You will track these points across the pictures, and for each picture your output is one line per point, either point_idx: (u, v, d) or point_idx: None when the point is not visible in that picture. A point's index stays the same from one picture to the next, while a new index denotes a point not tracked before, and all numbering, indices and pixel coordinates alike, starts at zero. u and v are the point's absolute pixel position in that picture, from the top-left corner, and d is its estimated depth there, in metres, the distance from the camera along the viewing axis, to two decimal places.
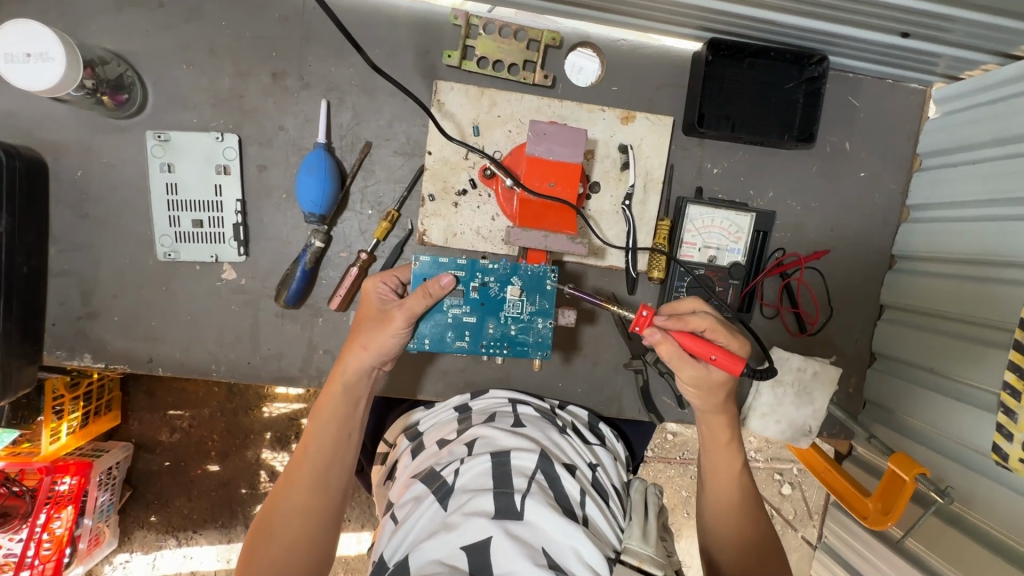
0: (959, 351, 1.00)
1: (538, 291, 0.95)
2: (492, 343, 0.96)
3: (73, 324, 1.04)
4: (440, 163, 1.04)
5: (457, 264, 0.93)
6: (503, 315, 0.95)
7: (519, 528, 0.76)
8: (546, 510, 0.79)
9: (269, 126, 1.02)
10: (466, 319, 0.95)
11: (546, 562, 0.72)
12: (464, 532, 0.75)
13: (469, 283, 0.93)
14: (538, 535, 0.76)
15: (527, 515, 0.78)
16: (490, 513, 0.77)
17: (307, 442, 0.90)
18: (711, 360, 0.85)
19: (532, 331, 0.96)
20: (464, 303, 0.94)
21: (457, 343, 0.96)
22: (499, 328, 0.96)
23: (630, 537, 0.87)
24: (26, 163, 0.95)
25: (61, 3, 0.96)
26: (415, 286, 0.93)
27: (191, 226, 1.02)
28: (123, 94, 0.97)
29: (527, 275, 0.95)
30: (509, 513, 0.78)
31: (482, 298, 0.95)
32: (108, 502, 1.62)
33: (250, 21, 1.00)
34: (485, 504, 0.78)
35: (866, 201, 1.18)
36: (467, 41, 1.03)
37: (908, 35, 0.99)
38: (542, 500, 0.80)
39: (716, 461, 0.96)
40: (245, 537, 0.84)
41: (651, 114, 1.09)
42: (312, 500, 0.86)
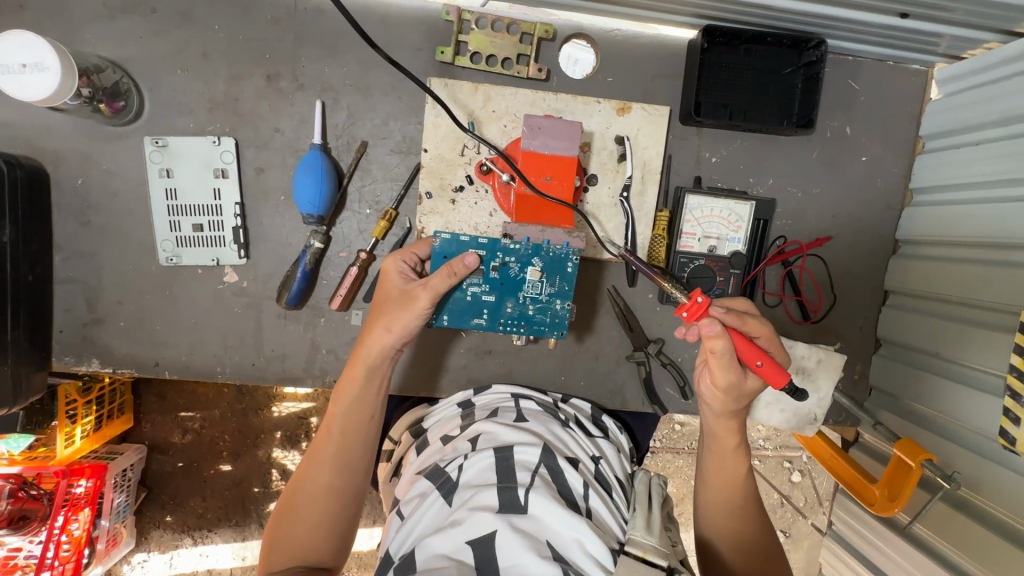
0: (965, 336, 0.99)
1: (559, 272, 0.94)
2: (510, 322, 0.95)
3: (80, 330, 1.05)
4: (437, 160, 1.04)
5: (479, 242, 0.93)
6: (522, 295, 0.95)
7: (523, 522, 0.76)
8: (551, 503, 0.80)
9: (265, 129, 1.03)
10: (485, 298, 0.95)
11: (551, 554, 0.72)
12: (470, 526, 0.76)
13: (489, 263, 0.93)
14: (542, 529, 0.76)
15: (531, 509, 0.78)
16: (495, 508, 0.78)
17: (328, 425, 0.91)
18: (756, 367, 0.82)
19: (549, 312, 0.96)
20: (483, 282, 0.94)
21: (475, 320, 0.96)
22: (518, 307, 0.95)
23: (634, 528, 0.86)
24: (27, 173, 0.96)
25: (55, 13, 0.97)
26: (436, 266, 0.93)
27: (191, 231, 1.03)
28: (120, 101, 0.98)
29: (548, 256, 0.93)
30: (513, 507, 0.78)
31: (502, 278, 0.94)
32: (124, 503, 1.66)
33: (242, 24, 1.00)
34: (489, 499, 0.79)
35: (868, 185, 1.16)
36: (460, 37, 1.03)
37: (908, 15, 0.97)
38: (547, 494, 0.81)
39: (722, 462, 0.96)
40: (267, 521, 0.86)
41: (647, 105, 1.08)
42: (334, 483, 0.87)
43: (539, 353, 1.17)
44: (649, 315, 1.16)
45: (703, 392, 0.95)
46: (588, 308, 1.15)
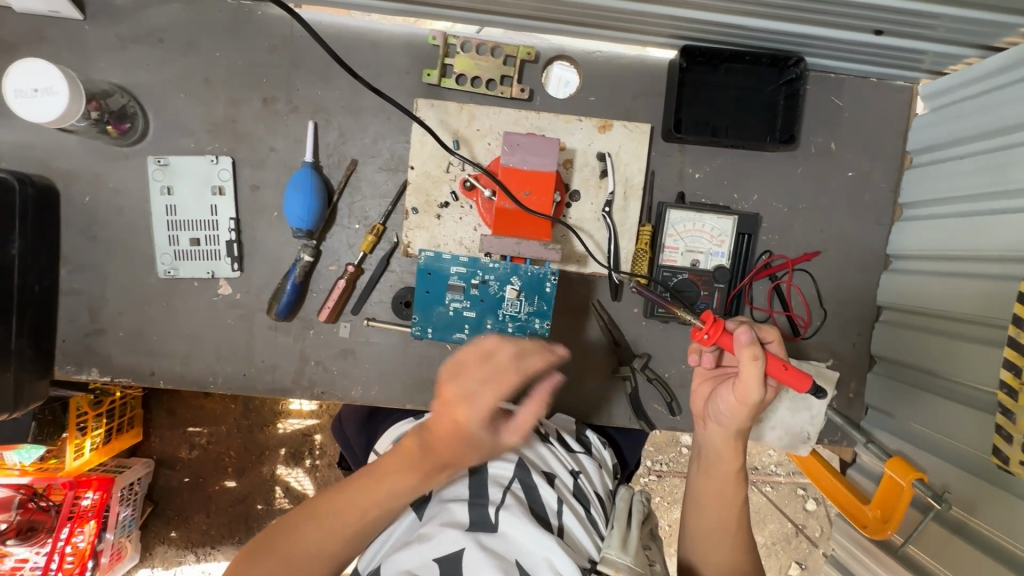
0: (956, 351, 0.97)
1: (538, 292, 0.95)
2: (489, 338, 0.97)
3: (82, 340, 1.10)
4: (423, 177, 1.07)
5: (460, 261, 0.95)
6: (501, 313, 0.96)
7: (492, 540, 0.76)
8: (522, 519, 0.80)
9: (261, 148, 1.08)
10: (466, 313, 0.96)
11: (519, 574, 0.71)
12: (439, 542, 0.74)
13: (469, 280, 0.95)
14: (511, 547, 0.76)
15: (501, 526, 0.78)
16: (464, 525, 0.77)
17: (370, 495, 0.77)
18: (782, 370, 0.82)
19: (529, 331, 0.97)
20: (464, 299, 0.96)
21: (457, 335, 0.97)
22: (497, 326, 0.96)
23: (609, 546, 0.84)
24: (38, 189, 1.02)
25: (70, 42, 1.04)
26: (419, 282, 0.95)
27: (189, 245, 1.08)
28: (127, 123, 1.05)
29: (527, 275, 0.95)
30: (482, 525, 0.78)
31: (482, 296, 0.96)
32: (130, 517, 1.69)
33: (241, 51, 1.06)
34: (461, 515, 0.79)
35: (856, 200, 1.16)
36: (446, 60, 1.07)
37: (883, 32, 0.98)
38: (518, 510, 0.81)
39: (717, 485, 0.93)
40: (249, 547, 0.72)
41: (629, 122, 1.10)
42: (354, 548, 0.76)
43: None
44: (637, 330, 1.15)
45: (721, 410, 0.91)
46: (574, 322, 1.14)
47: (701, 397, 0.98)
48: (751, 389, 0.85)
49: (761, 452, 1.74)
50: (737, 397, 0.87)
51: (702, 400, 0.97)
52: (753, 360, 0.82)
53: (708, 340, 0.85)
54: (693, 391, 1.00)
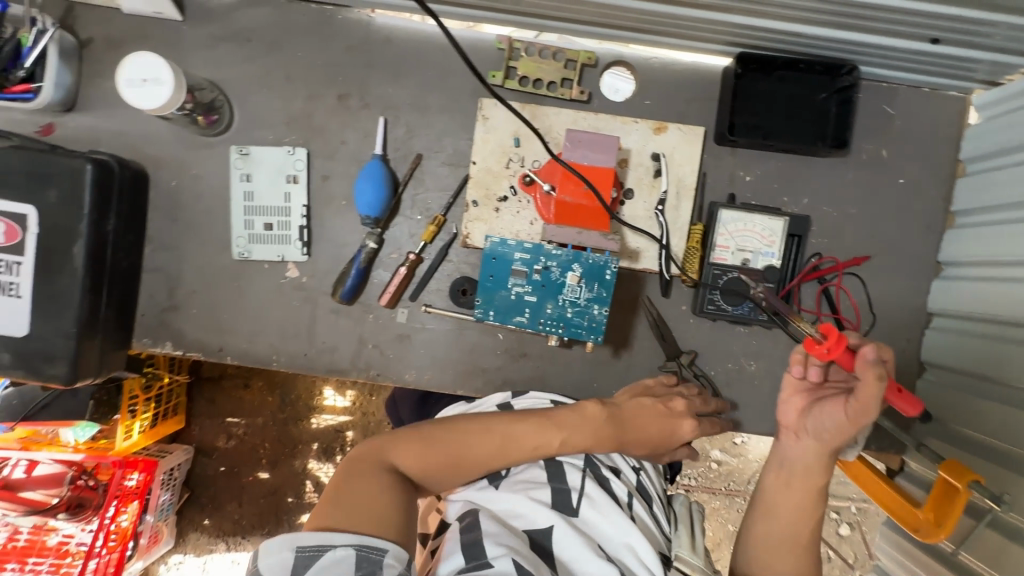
0: (1014, 356, 0.96)
1: (597, 279, 1.00)
2: (550, 322, 1.02)
3: (158, 315, 1.17)
4: (484, 172, 1.13)
5: (524, 247, 1.01)
6: (561, 297, 1.01)
7: (576, 521, 0.82)
8: (602, 505, 0.84)
9: (334, 141, 1.15)
10: (527, 297, 1.02)
11: (604, 555, 0.78)
12: (529, 517, 0.81)
13: (532, 265, 1.01)
14: (594, 530, 0.82)
15: (582, 511, 0.83)
16: (549, 504, 0.83)
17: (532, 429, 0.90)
18: (895, 394, 0.85)
19: (587, 316, 1.02)
20: (526, 283, 1.02)
21: (517, 318, 1.03)
22: (557, 310, 1.02)
23: (679, 545, 0.90)
24: (133, 172, 1.10)
25: (169, 39, 1.13)
26: (484, 265, 1.01)
27: (262, 229, 1.15)
28: (214, 114, 1.13)
29: (587, 263, 1.00)
30: (566, 509, 0.83)
31: (543, 281, 1.01)
32: (169, 502, 1.75)
33: (321, 51, 1.14)
34: (544, 497, 0.84)
35: (906, 207, 1.17)
36: (510, 63, 1.13)
37: (938, 41, 1.01)
38: (598, 496, 0.86)
39: (796, 498, 0.93)
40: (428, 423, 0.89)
41: (683, 125, 1.14)
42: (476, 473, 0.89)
43: (574, 359, 1.19)
44: (684, 327, 1.17)
45: (826, 426, 0.89)
46: (623, 318, 1.17)
47: (793, 409, 0.94)
48: (869, 410, 0.84)
49: None
50: (852, 416, 0.86)
51: (795, 412, 0.93)
52: (878, 380, 0.80)
53: (829, 355, 0.81)
54: (782, 399, 0.96)
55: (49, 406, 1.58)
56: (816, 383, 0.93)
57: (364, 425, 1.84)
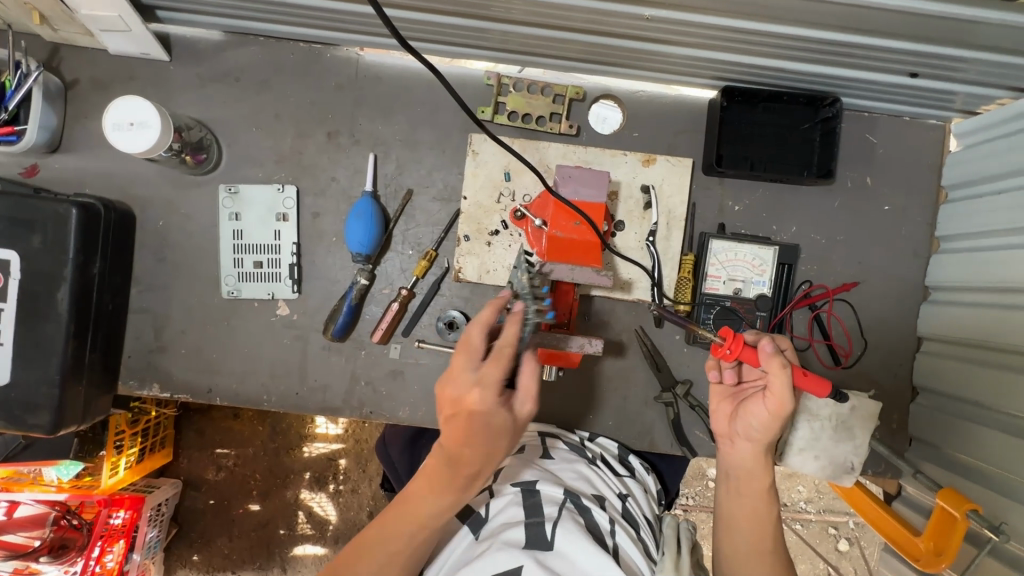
0: (1001, 382, 0.97)
1: None
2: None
3: (145, 357, 1.15)
4: (475, 207, 1.13)
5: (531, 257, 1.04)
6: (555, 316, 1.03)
7: (548, 557, 0.78)
8: (577, 536, 0.83)
9: (323, 178, 1.15)
10: None
11: None
12: (498, 560, 0.77)
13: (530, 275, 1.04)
14: (569, 565, 0.78)
15: (556, 544, 0.81)
16: (521, 544, 0.80)
17: (404, 519, 0.83)
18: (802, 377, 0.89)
19: None
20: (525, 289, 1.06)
21: None
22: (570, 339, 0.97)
23: (663, 570, 0.90)
24: (119, 214, 1.09)
25: (157, 80, 1.13)
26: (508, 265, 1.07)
27: (252, 267, 1.14)
28: (202, 153, 1.12)
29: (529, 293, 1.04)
30: (539, 543, 0.81)
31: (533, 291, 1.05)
32: (156, 539, 1.69)
33: (310, 89, 1.14)
34: (517, 535, 0.82)
35: (892, 233, 1.19)
36: (499, 98, 1.14)
37: (917, 75, 1.03)
38: (573, 526, 0.84)
39: (750, 503, 0.94)
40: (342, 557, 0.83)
41: (671, 157, 1.15)
42: None
43: (570, 391, 1.18)
44: (678, 356, 1.17)
45: (754, 426, 0.93)
46: (616, 348, 1.17)
47: (724, 416, 1.00)
48: (783, 400, 0.89)
49: (791, 488, 1.79)
50: (770, 410, 0.90)
51: (726, 419, 1.00)
52: (782, 369, 0.86)
53: (731, 355, 0.88)
54: (713, 410, 1.02)
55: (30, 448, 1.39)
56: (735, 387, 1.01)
57: (356, 453, 1.81)
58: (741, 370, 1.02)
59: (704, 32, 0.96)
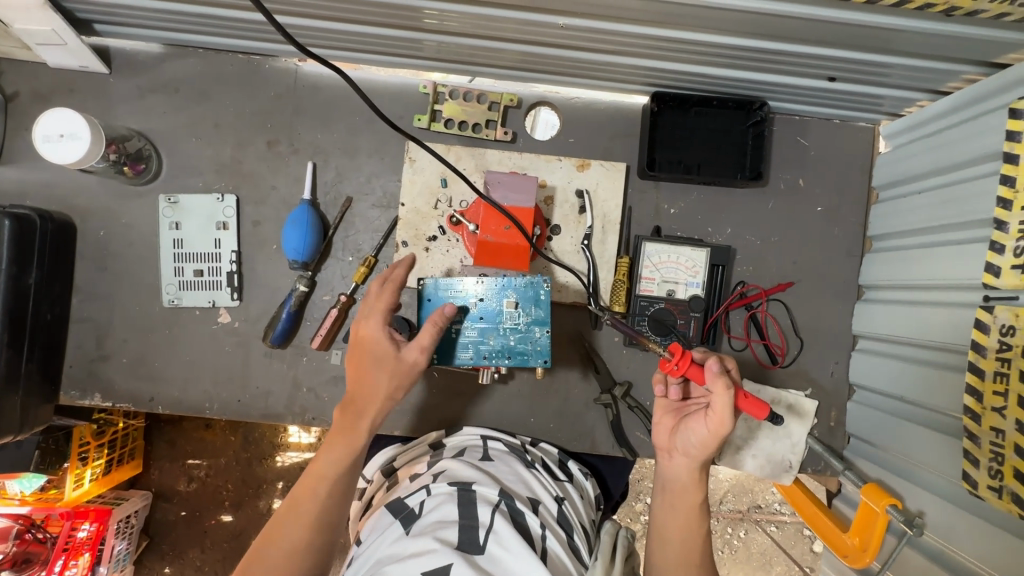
0: (923, 378, 0.99)
1: (492, 321, 0.92)
2: (492, 355, 0.92)
3: (87, 366, 1.16)
4: (413, 213, 1.14)
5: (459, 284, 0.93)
6: (501, 327, 0.93)
7: (480, 559, 0.79)
8: (511, 541, 0.83)
9: (263, 187, 1.16)
10: (468, 334, 0.93)
11: None
12: (427, 559, 0.77)
13: (469, 300, 0.92)
14: (498, 567, 0.79)
15: (489, 548, 0.81)
16: (453, 544, 0.80)
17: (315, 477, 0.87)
18: (744, 398, 0.91)
19: (531, 341, 0.93)
20: (466, 320, 0.93)
21: (461, 355, 0.93)
22: (534, 319, 0.92)
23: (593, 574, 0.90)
24: (58, 225, 1.10)
25: (97, 92, 1.15)
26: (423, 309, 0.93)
27: (193, 275, 1.15)
28: (141, 164, 1.14)
29: (487, 308, 0.92)
30: (471, 546, 0.81)
31: (482, 314, 0.93)
32: (125, 551, 1.68)
33: (249, 99, 1.16)
34: (450, 534, 0.82)
35: (826, 233, 1.21)
36: (436, 106, 1.16)
37: (836, 79, 1.06)
38: (507, 531, 0.85)
39: (683, 517, 0.94)
40: (260, 531, 0.84)
41: (606, 161, 1.17)
42: (305, 544, 0.82)
43: (512, 395, 1.19)
44: (618, 358, 1.19)
45: (694, 442, 0.94)
46: (556, 351, 1.18)
47: (665, 429, 1.00)
48: (725, 421, 0.91)
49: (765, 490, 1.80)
50: (711, 428, 0.91)
51: (667, 432, 1.00)
52: (727, 390, 0.88)
53: (679, 370, 0.91)
54: (656, 423, 1.02)
55: None
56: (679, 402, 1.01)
57: None
58: (685, 387, 1.03)
59: (626, 41, 0.98)
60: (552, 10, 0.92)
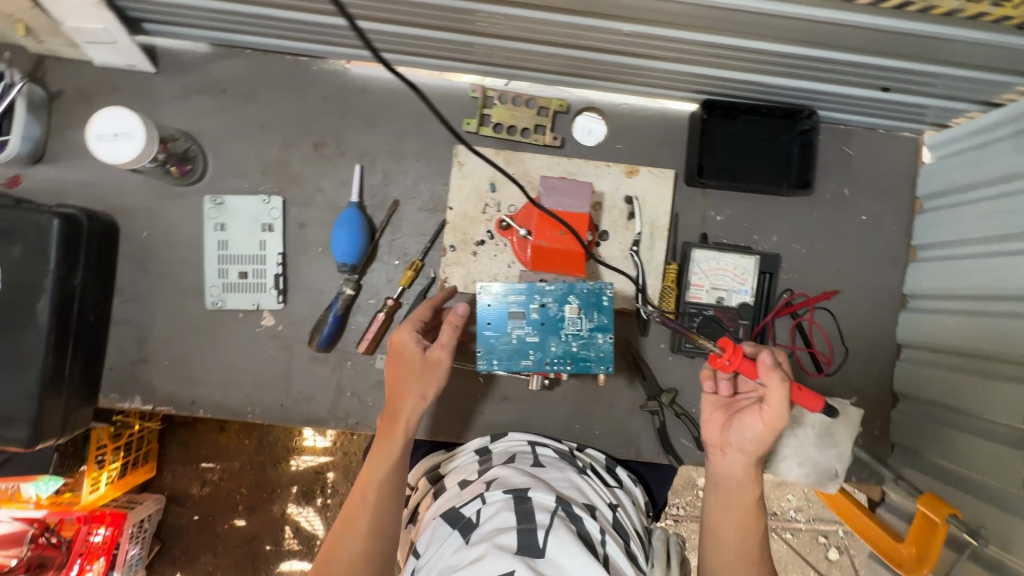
0: (978, 389, 0.99)
1: (554, 328, 0.94)
2: (556, 361, 0.95)
3: (127, 368, 1.14)
4: (461, 217, 1.14)
5: (517, 288, 0.94)
6: (564, 333, 0.95)
7: (542, 563, 0.77)
8: (570, 542, 0.82)
9: (309, 189, 1.15)
10: (529, 340, 0.95)
11: None
12: (490, 564, 0.75)
13: (529, 305, 0.94)
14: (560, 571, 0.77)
15: (549, 552, 0.79)
16: (513, 549, 0.78)
17: (364, 487, 0.91)
18: (797, 391, 0.89)
19: (594, 347, 0.95)
20: (526, 325, 0.95)
21: (522, 362, 0.95)
22: (598, 326, 0.94)
23: None
24: (103, 224, 1.08)
25: (143, 91, 1.14)
26: (481, 314, 0.94)
27: (238, 278, 1.14)
28: (188, 164, 1.12)
29: (549, 314, 0.95)
30: (531, 550, 0.79)
31: (542, 319, 0.94)
32: (137, 556, 1.65)
33: (296, 101, 1.15)
34: (510, 540, 0.80)
35: (871, 242, 1.21)
36: (484, 111, 1.16)
37: (889, 89, 1.06)
38: (566, 533, 0.83)
39: (739, 516, 0.92)
40: (321, 548, 0.88)
41: (654, 168, 1.17)
42: (366, 555, 0.86)
43: (556, 401, 1.18)
44: (663, 365, 1.18)
45: (748, 438, 0.92)
46: None
47: (716, 425, 0.99)
48: (781, 415, 0.89)
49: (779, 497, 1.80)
50: (767, 423, 0.90)
51: (718, 429, 0.98)
52: (781, 382, 0.86)
53: (731, 365, 0.89)
54: (705, 419, 1.01)
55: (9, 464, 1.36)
56: (729, 397, 1.00)
57: (344, 466, 1.78)
58: (735, 382, 1.01)
59: (682, 47, 0.98)
60: (616, 16, 0.92)
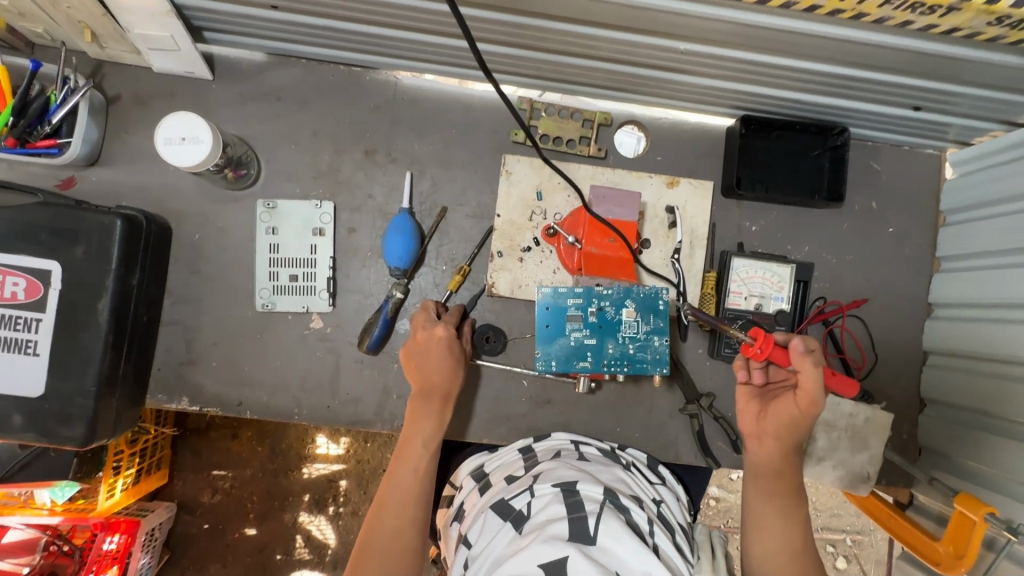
0: (1006, 393, 1.03)
1: (611, 331, 1.08)
2: (613, 362, 1.08)
3: (175, 369, 1.15)
4: (508, 224, 1.17)
5: (575, 293, 1.09)
6: (620, 335, 1.09)
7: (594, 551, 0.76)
8: (620, 531, 0.80)
9: (360, 195, 1.18)
10: (587, 341, 1.09)
11: None
12: (544, 552, 0.75)
13: (587, 308, 1.09)
14: (612, 560, 0.76)
15: (600, 540, 0.78)
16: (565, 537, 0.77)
17: (409, 458, 0.99)
18: (830, 377, 0.93)
19: (649, 349, 1.09)
20: (583, 327, 1.09)
21: (580, 363, 1.09)
22: (654, 328, 1.08)
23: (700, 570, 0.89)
24: (158, 226, 1.10)
25: (200, 98, 1.16)
26: (541, 314, 1.09)
27: (288, 281, 1.15)
28: (243, 169, 1.15)
29: (606, 317, 1.09)
30: (582, 537, 0.78)
31: (600, 322, 1.09)
32: (147, 565, 1.62)
33: (349, 109, 1.19)
34: (561, 528, 0.79)
35: (897, 253, 1.27)
36: (531, 122, 1.21)
37: (920, 108, 1.12)
38: (615, 522, 0.81)
39: (779, 503, 0.95)
40: (368, 513, 0.94)
41: (694, 180, 1.22)
42: (412, 522, 0.93)
43: (598, 405, 1.21)
44: (701, 370, 1.22)
45: (785, 424, 0.98)
46: None
47: (751, 415, 1.03)
48: (815, 399, 0.94)
49: None
50: (802, 408, 0.95)
51: (754, 417, 1.02)
52: (815, 367, 0.92)
53: (762, 353, 0.93)
54: (741, 409, 1.05)
55: (27, 467, 1.33)
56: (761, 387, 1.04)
57: (357, 474, 1.78)
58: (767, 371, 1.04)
59: (723, 64, 1.02)
60: (671, 35, 0.96)
